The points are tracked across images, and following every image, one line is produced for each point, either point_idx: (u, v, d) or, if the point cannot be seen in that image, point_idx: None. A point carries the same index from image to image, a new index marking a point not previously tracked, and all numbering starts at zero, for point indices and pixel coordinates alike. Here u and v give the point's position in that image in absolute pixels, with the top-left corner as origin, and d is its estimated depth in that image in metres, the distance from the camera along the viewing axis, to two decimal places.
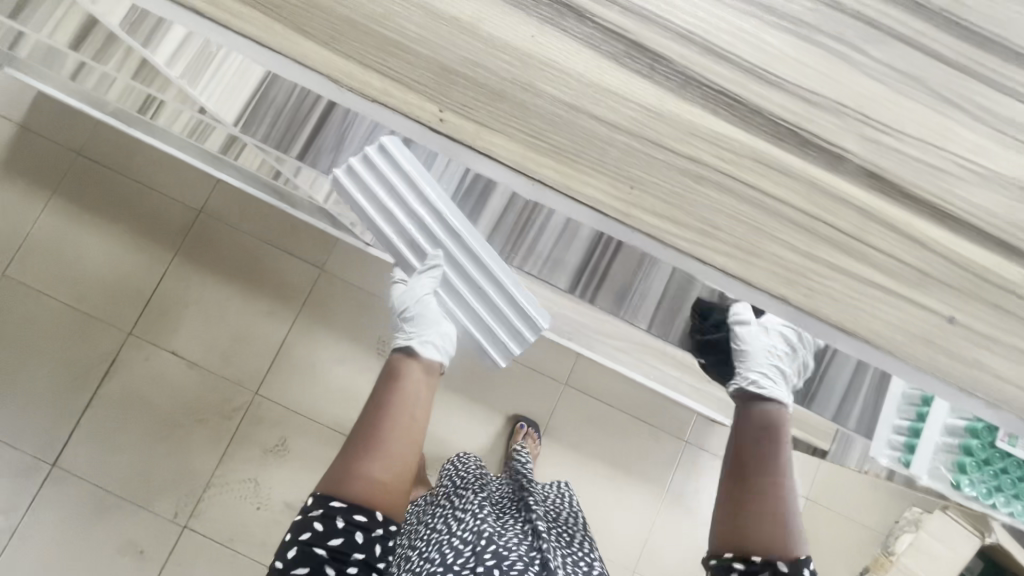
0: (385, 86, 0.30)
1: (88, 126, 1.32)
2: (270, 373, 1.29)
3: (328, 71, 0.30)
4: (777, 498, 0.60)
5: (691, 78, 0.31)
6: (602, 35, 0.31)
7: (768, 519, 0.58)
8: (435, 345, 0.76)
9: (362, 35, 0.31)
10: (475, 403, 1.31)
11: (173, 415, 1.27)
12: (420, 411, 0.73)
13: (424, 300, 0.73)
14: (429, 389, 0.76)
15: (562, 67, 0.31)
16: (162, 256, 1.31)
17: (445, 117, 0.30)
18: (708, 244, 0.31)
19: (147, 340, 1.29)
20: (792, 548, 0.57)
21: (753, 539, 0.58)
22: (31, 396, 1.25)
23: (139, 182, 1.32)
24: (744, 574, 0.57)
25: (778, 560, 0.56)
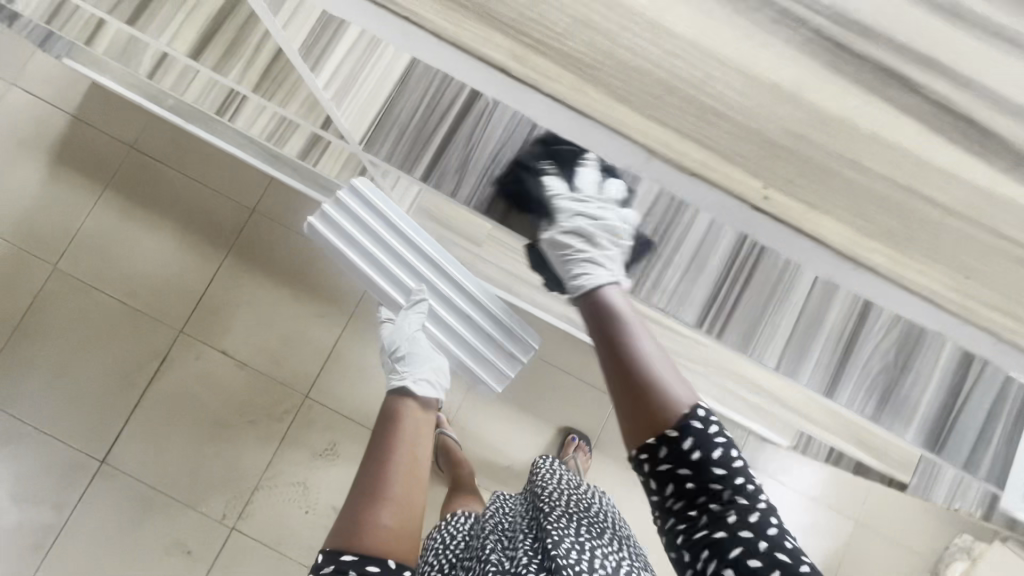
0: (706, 158, 0.34)
1: (141, 120, 1.30)
2: (321, 376, 1.28)
3: (636, 128, 0.34)
4: (648, 365, 0.55)
5: (1015, 150, 0.33)
6: (926, 105, 0.33)
7: (658, 393, 0.53)
8: (429, 382, 0.81)
9: (668, 95, 0.33)
10: (527, 414, 1.30)
11: (224, 416, 1.26)
12: (423, 450, 0.72)
13: (413, 336, 0.86)
14: (429, 425, 0.77)
15: (883, 140, 0.33)
16: (213, 255, 1.29)
17: (768, 196, 0.35)
18: (1005, 319, 0.36)
19: (198, 339, 1.27)
20: (676, 408, 0.52)
21: (646, 416, 0.53)
22: (80, 393, 1.24)
23: (190, 178, 1.30)
24: (657, 465, 0.51)
25: (667, 426, 0.51)
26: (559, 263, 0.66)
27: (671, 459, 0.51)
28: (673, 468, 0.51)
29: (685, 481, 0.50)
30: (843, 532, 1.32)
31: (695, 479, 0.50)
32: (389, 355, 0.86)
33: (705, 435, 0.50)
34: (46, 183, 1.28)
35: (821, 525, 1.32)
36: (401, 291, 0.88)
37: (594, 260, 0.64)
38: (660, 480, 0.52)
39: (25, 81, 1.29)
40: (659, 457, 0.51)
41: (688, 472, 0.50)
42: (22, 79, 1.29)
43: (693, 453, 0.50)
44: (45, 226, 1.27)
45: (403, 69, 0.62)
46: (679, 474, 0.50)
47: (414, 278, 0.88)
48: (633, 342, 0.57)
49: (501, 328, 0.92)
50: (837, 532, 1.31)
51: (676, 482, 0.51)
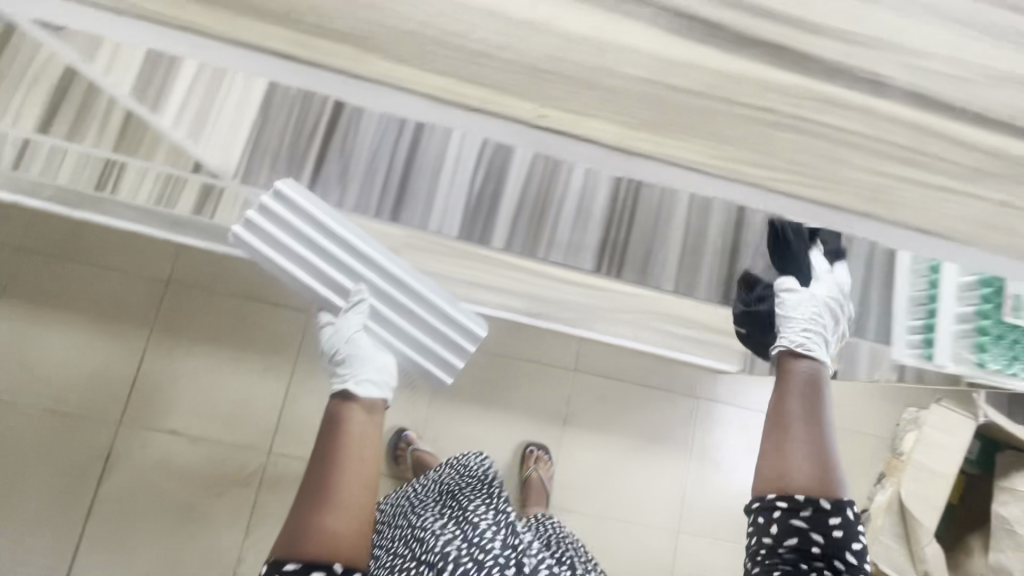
0: (489, 96, 0.36)
1: (22, 219, 1.24)
2: (280, 429, 1.25)
3: (447, 92, 0.36)
4: (830, 444, 0.63)
5: (751, 39, 0.37)
6: (670, 16, 0.36)
7: (824, 466, 0.61)
8: (373, 383, 0.75)
9: (451, 50, 0.36)
10: (495, 410, 1.32)
11: (187, 496, 1.21)
12: (369, 452, 0.70)
13: (354, 340, 0.76)
14: (378, 427, 0.74)
15: (636, 50, 0.36)
16: (137, 337, 1.24)
17: (544, 114, 0.37)
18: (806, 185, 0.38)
19: (141, 426, 1.22)
20: (836, 491, 0.60)
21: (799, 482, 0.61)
22: (25, 518, 1.16)
23: (92, 267, 1.25)
24: (790, 516, 0.59)
25: (822, 498, 0.59)
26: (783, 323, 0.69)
27: (809, 522, 0.59)
28: (806, 528, 0.59)
29: (812, 545, 0.58)
30: None
31: (819, 545, 0.58)
32: (330, 358, 0.78)
33: (852, 524, 0.59)
34: None
35: None
36: (340, 294, 0.78)
37: (824, 338, 0.68)
38: (784, 530, 0.59)
39: None
40: (798, 512, 0.59)
41: (820, 539, 0.58)
42: None
43: (837, 529, 0.58)
44: None
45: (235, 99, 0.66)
46: (808, 535, 0.58)
47: (351, 277, 0.78)
48: (822, 416, 0.64)
49: (448, 318, 0.83)
50: None
51: (802, 538, 0.59)
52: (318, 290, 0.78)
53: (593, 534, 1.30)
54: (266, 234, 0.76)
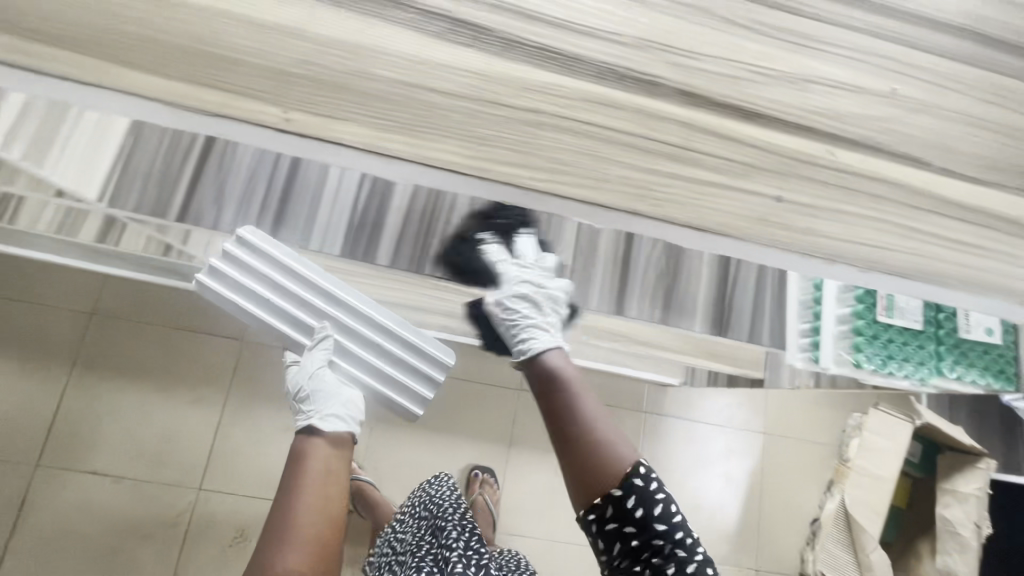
0: (224, 99, 0.32)
1: None
2: (212, 464, 1.20)
3: (183, 97, 0.32)
4: (593, 420, 0.51)
5: (512, 39, 0.34)
6: (422, 14, 0.33)
7: (599, 447, 0.50)
8: (340, 416, 0.69)
9: (177, 50, 0.31)
10: (438, 433, 1.29)
11: (110, 542, 1.14)
12: (336, 492, 0.63)
13: (318, 375, 0.69)
14: (343, 465, 0.67)
15: (388, 49, 0.33)
16: (58, 374, 1.19)
17: (289, 117, 0.33)
18: (593, 188, 0.36)
19: (61, 468, 1.16)
20: (620, 468, 0.49)
21: (588, 479, 0.49)
22: None
23: (12, 302, 1.20)
24: (603, 525, 0.49)
25: (611, 487, 0.48)
26: (506, 332, 0.60)
27: (616, 516, 0.49)
28: (620, 525, 0.48)
29: (630, 538, 0.49)
30: (754, 445, 1.42)
31: (639, 536, 0.49)
32: (295, 394, 0.72)
33: (646, 489, 0.49)
34: None
35: (734, 447, 1.41)
36: (301, 330, 0.69)
37: (538, 325, 0.59)
38: (607, 540, 0.49)
39: None
40: (605, 516, 0.49)
41: (635, 529, 0.48)
42: None
43: (637, 510, 0.48)
44: None
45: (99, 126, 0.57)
46: (625, 532, 0.48)
47: (313, 313, 0.68)
48: (583, 409, 0.51)
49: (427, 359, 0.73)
50: (750, 447, 1.42)
51: (622, 538, 0.49)
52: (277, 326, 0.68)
53: (543, 559, 1.26)
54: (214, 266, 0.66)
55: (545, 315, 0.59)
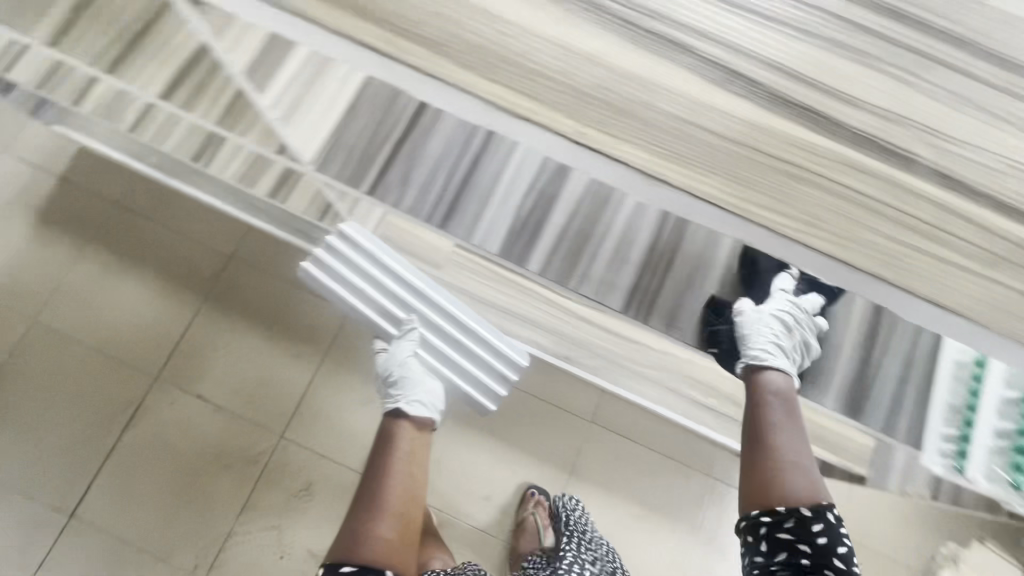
0: None
1: (124, 178, 1.38)
2: (297, 416, 1.29)
3: None
4: (796, 454, 0.68)
5: None
6: None
7: (787, 470, 0.67)
8: (422, 402, 0.89)
9: None
10: (502, 443, 1.31)
11: (198, 462, 1.25)
12: (419, 469, 0.85)
13: (405, 363, 0.91)
14: (423, 443, 0.89)
15: None
16: (192, 301, 1.34)
17: None
18: None
19: (174, 385, 1.29)
20: (811, 496, 0.65)
21: (774, 493, 0.66)
22: (50, 445, 1.24)
23: (173, 231, 1.36)
24: (777, 530, 0.64)
25: (802, 507, 0.64)
26: (748, 345, 0.74)
27: (793, 533, 0.63)
28: (795, 540, 0.63)
29: (802, 556, 0.62)
30: None
31: (813, 557, 0.62)
32: (383, 379, 0.92)
33: (837, 533, 0.63)
34: (30, 241, 1.34)
35: None
36: (392, 322, 0.93)
37: (780, 350, 0.74)
38: (776, 547, 0.64)
39: (18, 148, 1.38)
40: (781, 526, 0.64)
41: (811, 552, 0.62)
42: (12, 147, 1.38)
43: (823, 537, 0.62)
44: (26, 286, 1.31)
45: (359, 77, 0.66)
46: (799, 548, 0.63)
47: (403, 309, 0.93)
48: (784, 433, 0.70)
49: (493, 352, 0.94)
50: None
51: (791, 551, 0.63)
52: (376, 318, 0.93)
53: None
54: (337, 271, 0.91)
55: (783, 345, 0.74)
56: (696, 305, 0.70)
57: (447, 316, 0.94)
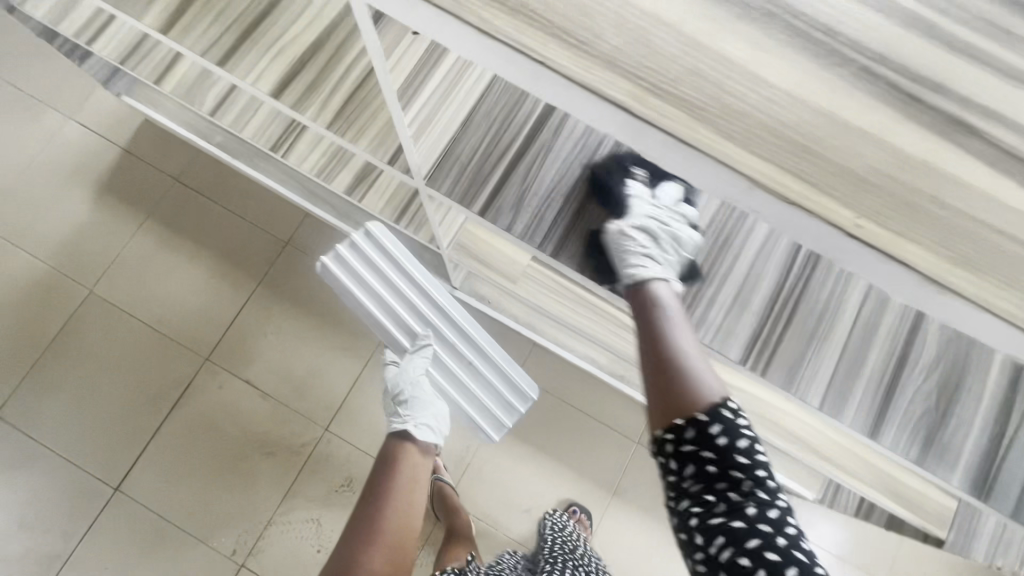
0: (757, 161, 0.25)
1: (185, 154, 1.37)
2: (342, 410, 1.28)
3: None
4: (682, 356, 0.53)
5: None
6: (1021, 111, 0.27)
7: (682, 374, 0.52)
8: (428, 428, 0.86)
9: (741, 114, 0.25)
10: (545, 457, 1.28)
11: (242, 448, 1.25)
12: (420, 497, 0.78)
13: (417, 381, 0.90)
14: (425, 468, 0.83)
15: (970, 179, 0.26)
16: (246, 284, 1.32)
17: None
18: None
19: (223, 368, 1.28)
20: (705, 395, 0.51)
21: (672, 404, 0.52)
22: (99, 417, 1.24)
23: (230, 212, 1.35)
24: (679, 444, 0.51)
25: (697, 411, 0.50)
26: (618, 254, 0.60)
27: (695, 444, 0.50)
28: (697, 449, 0.50)
29: (707, 464, 0.50)
30: None
31: (717, 463, 0.50)
32: (392, 396, 0.90)
33: (734, 424, 0.50)
34: (89, 211, 1.33)
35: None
36: (407, 335, 0.93)
37: (654, 256, 0.59)
38: (680, 461, 0.51)
39: (82, 115, 1.37)
40: (683, 438, 0.51)
41: (713, 455, 0.50)
42: (80, 114, 1.37)
43: (721, 438, 0.49)
44: (83, 255, 1.31)
45: (480, 85, 0.59)
46: (702, 457, 0.50)
47: (420, 323, 0.93)
48: (673, 332, 0.55)
49: (507, 380, 0.97)
50: None
51: (697, 462, 0.51)
52: (390, 332, 0.92)
53: None
54: (351, 273, 0.89)
55: (659, 250, 0.59)
56: (844, 373, 0.58)
57: (462, 334, 0.95)
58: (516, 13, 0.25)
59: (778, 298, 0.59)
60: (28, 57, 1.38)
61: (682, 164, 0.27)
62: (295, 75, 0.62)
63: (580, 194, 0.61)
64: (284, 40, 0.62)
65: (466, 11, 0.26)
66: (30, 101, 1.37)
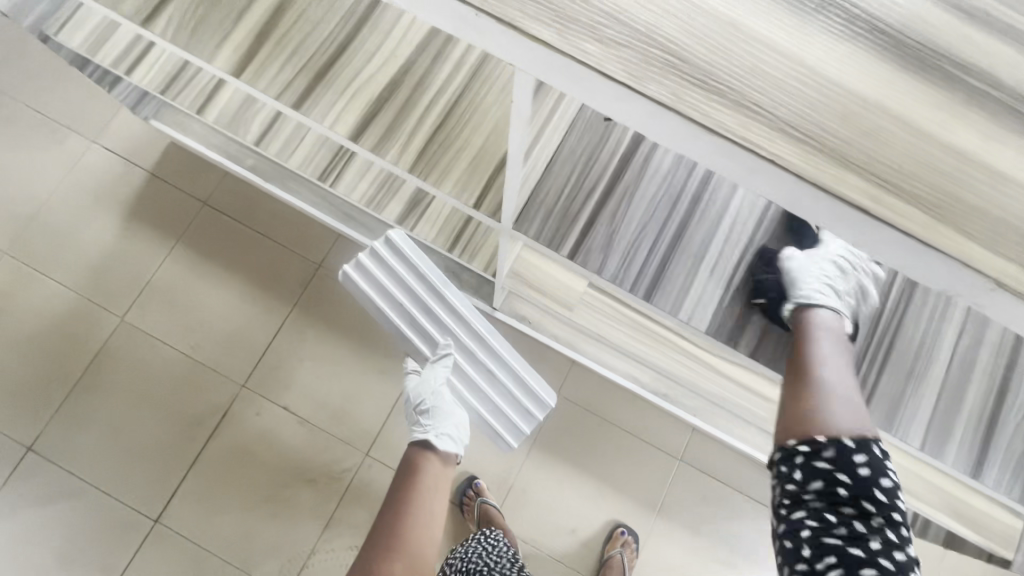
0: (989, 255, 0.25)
1: (213, 177, 1.34)
2: (381, 434, 1.26)
3: None
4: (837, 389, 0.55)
5: None
6: None
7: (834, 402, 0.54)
8: (448, 437, 0.89)
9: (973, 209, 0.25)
10: (588, 476, 1.27)
11: (282, 475, 1.23)
12: (436, 505, 0.84)
13: (437, 389, 0.91)
14: (445, 478, 0.89)
15: None
16: (279, 308, 1.30)
17: None
18: None
19: (260, 394, 1.26)
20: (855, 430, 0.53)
21: (814, 421, 0.54)
22: (137, 448, 1.22)
23: (262, 236, 1.33)
24: (812, 459, 0.52)
25: (843, 435, 0.52)
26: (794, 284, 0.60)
27: (832, 463, 0.52)
28: (832, 469, 0.51)
29: (838, 486, 0.51)
30: None
31: (851, 488, 0.51)
32: (414, 407, 0.93)
33: (879, 459, 0.51)
34: (117, 237, 1.31)
35: None
36: (428, 344, 0.94)
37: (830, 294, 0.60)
38: (807, 476, 0.53)
39: (106, 138, 1.34)
40: (820, 454, 0.52)
41: (847, 479, 0.51)
42: (104, 137, 1.35)
43: (864, 467, 0.51)
44: (114, 283, 1.28)
45: (570, 122, 0.57)
46: (837, 478, 0.51)
47: (442, 333, 0.93)
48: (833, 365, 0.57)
49: (526, 391, 0.95)
50: None
51: (827, 480, 0.52)
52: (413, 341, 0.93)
53: None
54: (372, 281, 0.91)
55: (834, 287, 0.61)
56: (942, 409, 0.58)
57: (482, 342, 0.94)
58: (739, 108, 0.25)
59: (870, 340, 0.59)
60: (48, 80, 1.35)
61: (897, 253, 0.27)
62: (375, 116, 0.61)
63: (671, 230, 0.60)
64: (362, 82, 0.61)
65: (686, 106, 0.25)
66: (52, 126, 1.34)
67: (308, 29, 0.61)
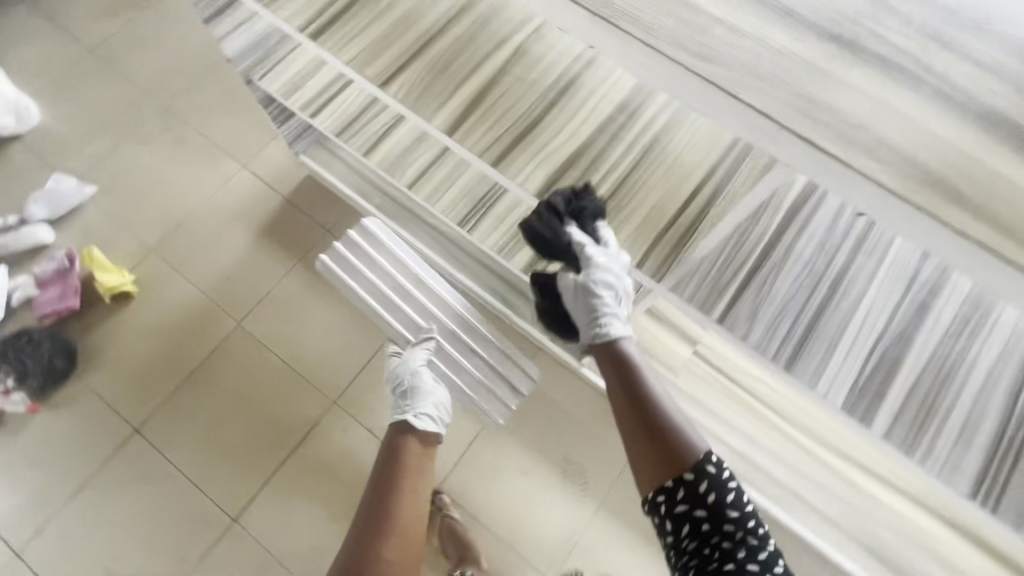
0: None
1: (338, 208, 1.50)
2: (456, 469, 1.31)
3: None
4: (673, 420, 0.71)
5: None
6: None
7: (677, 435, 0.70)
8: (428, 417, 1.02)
9: None
10: (653, 549, 1.26)
11: (357, 494, 1.27)
12: (417, 481, 0.93)
13: (417, 372, 1.11)
14: (428, 459, 0.98)
15: None
16: (377, 334, 1.40)
17: None
18: None
19: (347, 412, 1.33)
20: (692, 451, 0.69)
21: (665, 459, 0.69)
22: (229, 445, 1.30)
23: None
24: (674, 505, 0.68)
25: (682, 472, 0.68)
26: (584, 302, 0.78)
27: (687, 500, 0.67)
28: (690, 507, 0.67)
29: (700, 521, 0.66)
30: None
31: (709, 520, 0.66)
32: (394, 388, 1.11)
33: (717, 479, 0.67)
34: (248, 249, 1.46)
35: None
36: (412, 330, 1.20)
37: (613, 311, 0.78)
38: (678, 521, 0.67)
39: (255, 165, 1.53)
40: (676, 497, 0.68)
41: (704, 513, 0.66)
42: (252, 163, 1.54)
43: (709, 495, 0.66)
44: (235, 290, 1.42)
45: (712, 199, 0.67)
46: (697, 515, 0.67)
47: (425, 319, 1.20)
48: (651, 387, 0.74)
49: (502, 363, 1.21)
50: None
51: (692, 521, 0.67)
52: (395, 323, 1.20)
53: None
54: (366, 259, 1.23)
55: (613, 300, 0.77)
56: None
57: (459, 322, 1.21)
58: None
59: (1005, 436, 0.61)
60: (216, 111, 1.57)
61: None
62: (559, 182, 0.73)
63: (807, 311, 0.66)
64: (550, 151, 0.73)
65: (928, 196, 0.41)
66: (213, 149, 1.55)
67: (510, 103, 0.74)
